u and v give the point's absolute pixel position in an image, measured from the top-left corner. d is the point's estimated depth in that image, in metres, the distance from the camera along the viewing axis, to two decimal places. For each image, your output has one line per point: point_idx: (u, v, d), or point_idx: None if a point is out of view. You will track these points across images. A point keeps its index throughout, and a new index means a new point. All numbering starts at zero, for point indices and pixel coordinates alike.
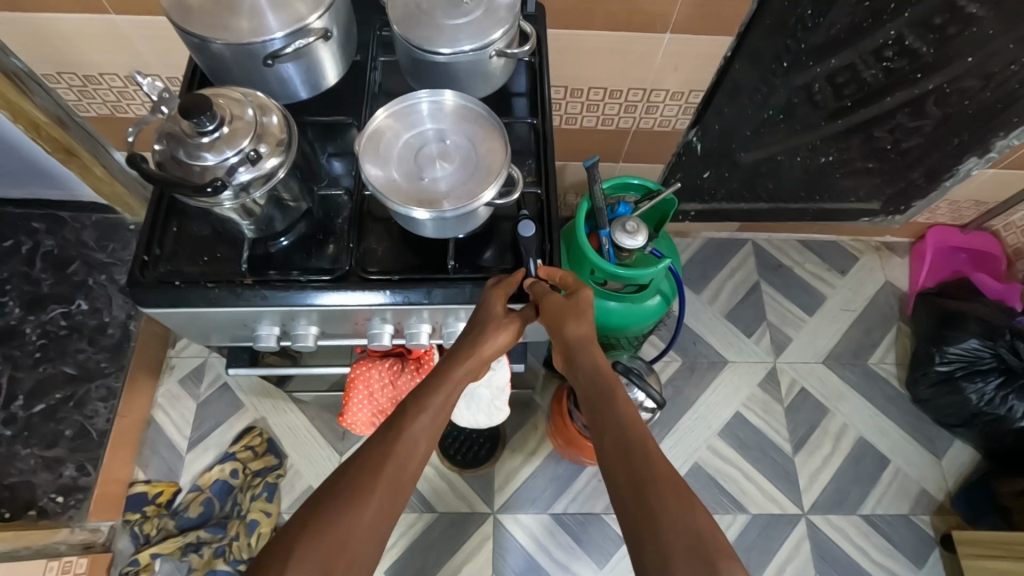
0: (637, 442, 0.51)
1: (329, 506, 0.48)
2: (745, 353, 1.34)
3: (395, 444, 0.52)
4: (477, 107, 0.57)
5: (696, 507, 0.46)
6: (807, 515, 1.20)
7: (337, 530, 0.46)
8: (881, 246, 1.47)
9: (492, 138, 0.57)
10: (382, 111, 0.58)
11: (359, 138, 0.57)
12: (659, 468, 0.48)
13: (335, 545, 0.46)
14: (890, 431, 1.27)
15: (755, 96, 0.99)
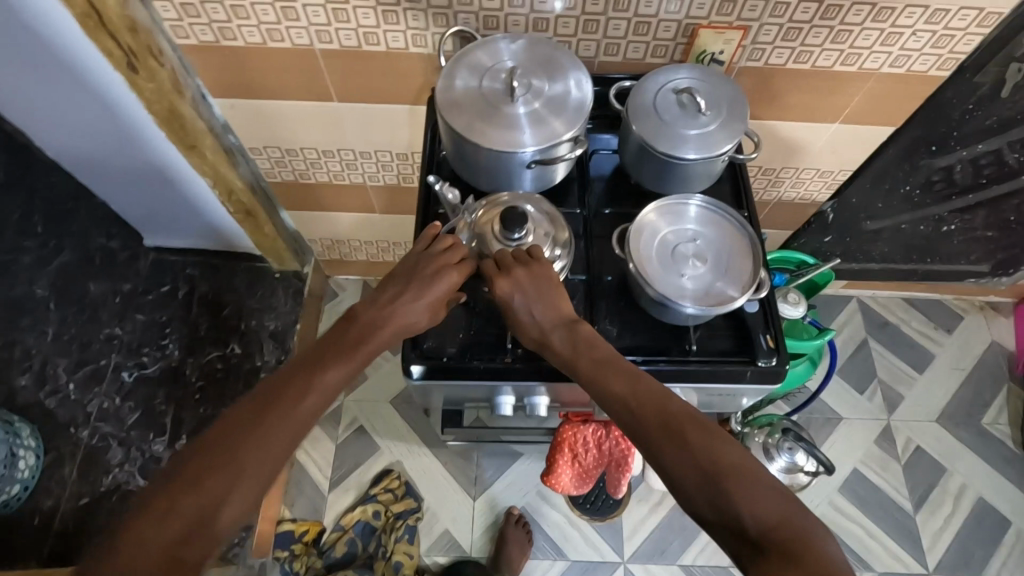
0: (625, 394, 0.55)
1: (222, 444, 0.52)
2: (859, 410, 1.37)
3: (294, 387, 0.56)
4: (738, 223, 0.64)
5: (689, 440, 0.51)
6: (932, 574, 1.22)
7: (241, 464, 0.51)
8: (984, 305, 1.50)
9: (746, 252, 0.63)
10: (652, 207, 0.65)
11: (629, 228, 0.64)
12: (648, 426, 0.53)
13: (236, 477, 0.51)
14: (1010, 492, 1.29)
15: (897, 174, 1.05)
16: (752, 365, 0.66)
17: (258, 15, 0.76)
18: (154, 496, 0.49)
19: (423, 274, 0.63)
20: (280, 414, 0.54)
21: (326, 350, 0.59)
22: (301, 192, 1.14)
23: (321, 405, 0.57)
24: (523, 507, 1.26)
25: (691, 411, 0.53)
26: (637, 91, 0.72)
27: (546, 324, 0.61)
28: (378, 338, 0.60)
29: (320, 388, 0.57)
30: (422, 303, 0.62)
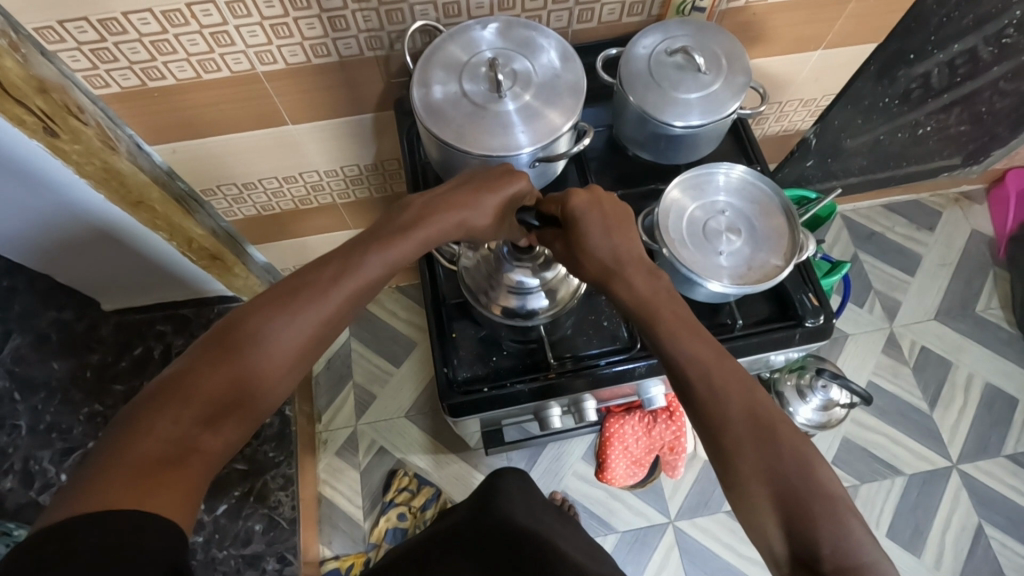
0: (708, 366, 0.47)
1: (248, 328, 0.46)
2: (862, 323, 1.39)
3: (331, 275, 0.50)
4: (769, 191, 0.62)
5: (781, 450, 0.43)
6: (957, 465, 1.27)
7: (269, 352, 0.46)
8: (959, 197, 1.52)
9: (780, 221, 0.60)
10: (678, 183, 0.61)
11: (658, 206, 0.60)
12: (730, 415, 0.45)
13: (262, 368, 0.46)
14: (1011, 371, 1.35)
15: (877, 89, 1.02)
16: (799, 326, 0.64)
17: (186, 46, 0.65)
18: (171, 374, 0.44)
19: (490, 174, 0.57)
20: (312, 305, 0.48)
21: (370, 234, 0.54)
22: (268, 223, 1.05)
23: (359, 298, 0.51)
24: (562, 491, 1.25)
25: (784, 415, 0.45)
26: (627, 57, 0.66)
27: (617, 244, 0.53)
28: (428, 229, 0.54)
29: (357, 277, 0.50)
30: (484, 200, 0.56)
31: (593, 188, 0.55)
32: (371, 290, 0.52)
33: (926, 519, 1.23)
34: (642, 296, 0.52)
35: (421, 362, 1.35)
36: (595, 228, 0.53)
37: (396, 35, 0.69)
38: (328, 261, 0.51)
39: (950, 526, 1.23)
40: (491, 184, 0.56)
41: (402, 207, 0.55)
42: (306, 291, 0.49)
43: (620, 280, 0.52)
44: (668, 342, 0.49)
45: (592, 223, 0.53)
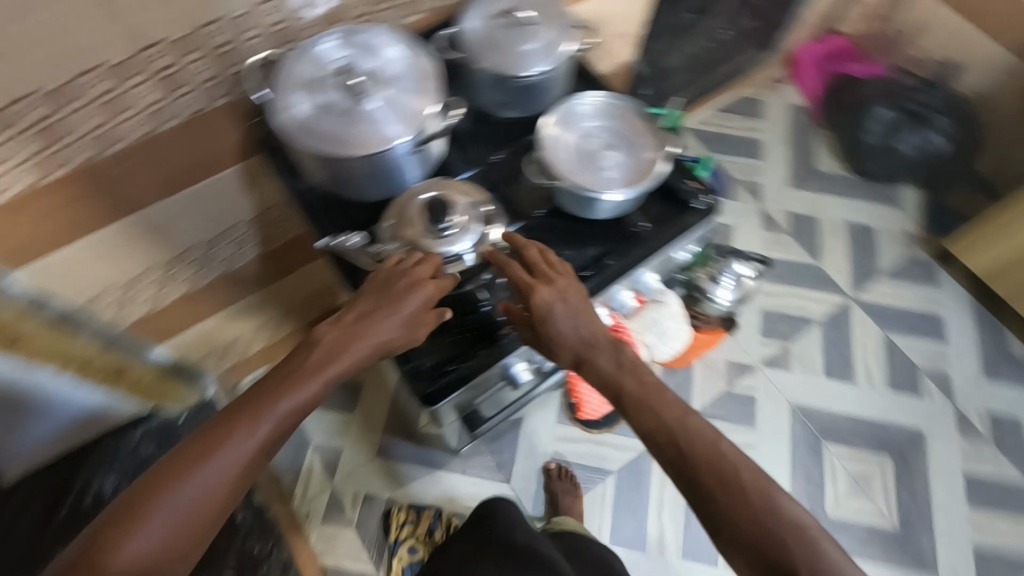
0: (673, 430, 0.56)
1: (157, 499, 0.48)
2: (738, 212, 1.57)
3: (236, 430, 0.52)
4: (627, 104, 0.70)
5: (746, 499, 0.52)
6: (852, 296, 1.47)
7: (177, 521, 0.48)
8: (769, 83, 1.75)
9: (643, 126, 0.68)
10: (549, 118, 0.67)
11: (538, 143, 0.66)
12: (698, 473, 0.54)
13: (173, 535, 0.47)
14: (861, 207, 1.59)
15: (674, 8, 1.16)
16: (690, 211, 0.72)
17: (17, 148, 0.60)
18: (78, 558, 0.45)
19: (394, 288, 0.61)
20: (222, 463, 0.51)
21: (276, 380, 0.57)
22: (167, 316, 0.98)
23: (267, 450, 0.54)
24: (553, 458, 1.29)
25: (745, 463, 0.54)
26: (464, 32, 0.71)
27: (584, 327, 0.62)
28: (336, 367, 0.58)
29: (265, 430, 0.53)
30: (389, 321, 0.60)
31: (557, 280, 0.63)
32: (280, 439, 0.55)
33: (848, 349, 1.41)
34: (606, 374, 0.61)
35: (374, 397, 1.33)
36: (565, 319, 0.62)
37: (240, 77, 0.70)
38: (235, 408, 0.55)
39: (867, 347, 1.42)
40: (395, 303, 0.60)
41: (311, 345, 0.59)
42: (212, 446, 0.51)
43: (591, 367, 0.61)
44: (636, 415, 0.59)
45: (562, 312, 0.62)
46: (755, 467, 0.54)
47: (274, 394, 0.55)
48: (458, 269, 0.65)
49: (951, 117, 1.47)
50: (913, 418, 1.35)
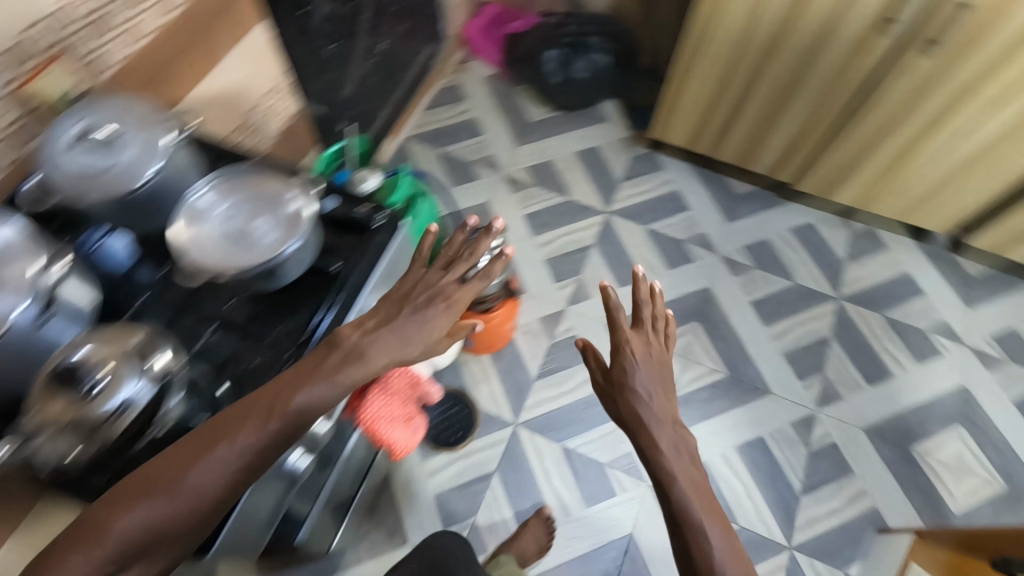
0: (680, 474, 0.68)
1: (152, 489, 0.54)
2: (486, 188, 1.67)
3: (217, 452, 0.55)
4: (251, 175, 0.71)
5: (718, 548, 0.64)
6: (607, 211, 1.65)
7: (170, 509, 0.53)
8: (458, 68, 1.88)
9: (276, 185, 0.70)
10: (179, 225, 0.66)
11: (178, 255, 0.64)
12: (684, 515, 0.66)
13: (159, 523, 0.53)
14: (579, 135, 1.77)
15: (310, 47, 1.20)
16: (374, 231, 0.75)
17: None
18: (92, 514, 0.53)
19: (218, 444, 0.56)
20: (209, 467, 0.55)
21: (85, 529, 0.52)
22: None
23: (249, 473, 0.56)
24: (436, 493, 1.29)
25: (725, 533, 0.65)
26: (50, 175, 0.66)
27: (654, 391, 0.73)
28: (143, 527, 0.53)
29: (245, 454, 0.56)
30: (198, 483, 0.54)
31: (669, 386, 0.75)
32: (259, 467, 0.57)
33: (624, 256, 1.58)
34: (645, 423, 0.72)
35: None
36: (638, 380, 0.74)
37: None
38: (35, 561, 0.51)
39: (638, 246, 1.60)
40: (209, 466, 0.55)
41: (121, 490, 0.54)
42: None
43: (642, 425, 0.72)
44: (654, 452, 0.70)
45: (642, 376, 0.74)
46: (731, 537, 0.65)
47: (258, 419, 0.57)
48: (136, 415, 0.56)
49: (602, 34, 1.67)
50: (696, 282, 1.55)
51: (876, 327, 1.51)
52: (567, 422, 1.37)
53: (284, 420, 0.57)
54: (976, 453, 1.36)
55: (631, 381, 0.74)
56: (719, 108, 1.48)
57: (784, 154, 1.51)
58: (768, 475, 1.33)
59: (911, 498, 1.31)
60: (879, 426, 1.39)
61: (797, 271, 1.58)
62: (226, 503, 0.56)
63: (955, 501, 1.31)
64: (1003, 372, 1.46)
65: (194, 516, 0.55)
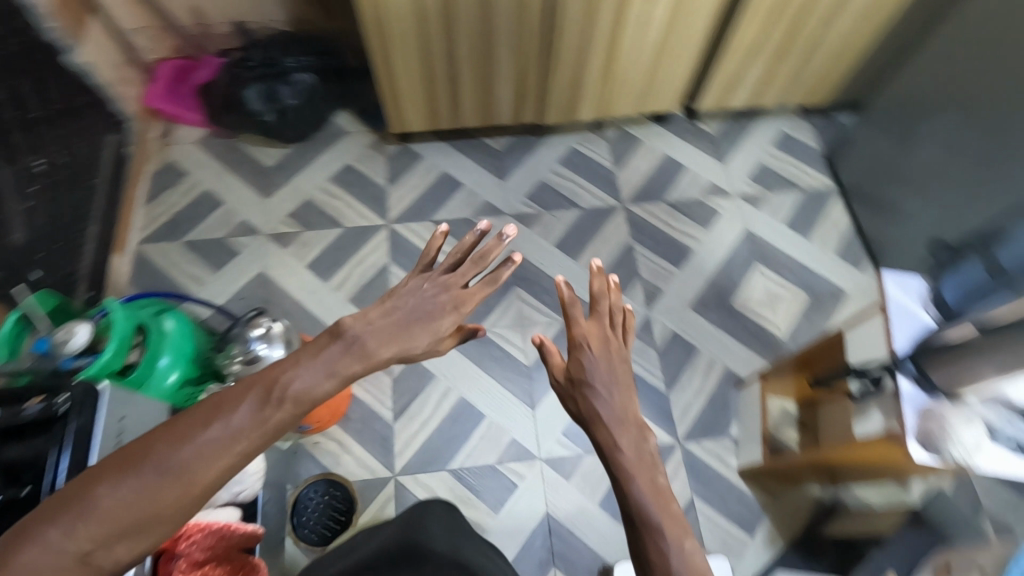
0: (629, 466, 0.69)
1: (145, 464, 0.56)
2: (253, 255, 1.51)
3: (207, 435, 0.59)
4: None
5: (666, 530, 0.63)
6: (388, 222, 1.57)
7: (158, 490, 0.56)
8: (161, 143, 1.64)
9: None
10: None
11: None
12: (634, 504, 0.66)
13: (141, 506, 0.55)
14: (325, 159, 1.65)
15: None
16: (56, 422, 0.71)
17: None
18: (76, 491, 0.56)
19: (203, 449, 0.58)
20: (192, 448, 0.58)
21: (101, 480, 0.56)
22: None
23: (241, 456, 0.60)
24: None
25: (680, 517, 0.65)
26: None
27: (623, 391, 0.76)
28: (138, 508, 0.55)
29: (236, 438, 0.60)
30: (184, 479, 0.57)
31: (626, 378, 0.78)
32: (247, 453, 0.61)
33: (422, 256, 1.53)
34: (609, 421, 0.73)
35: None
36: (597, 377, 0.76)
37: None
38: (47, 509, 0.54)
39: (431, 241, 1.55)
40: (197, 458, 0.58)
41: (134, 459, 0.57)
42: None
43: (598, 425, 0.74)
44: (611, 451, 0.71)
45: (600, 372, 0.77)
46: (684, 524, 0.65)
47: (254, 401, 0.62)
48: None
49: (296, 56, 1.57)
50: (499, 250, 1.55)
51: (663, 214, 1.62)
52: (442, 445, 1.33)
53: (277, 404, 0.63)
54: (778, 279, 1.54)
55: (590, 379, 0.76)
56: (438, 81, 1.45)
57: (517, 97, 1.53)
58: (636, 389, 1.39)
59: (749, 344, 1.46)
60: (700, 297, 1.51)
61: (580, 196, 1.64)
62: (210, 494, 0.59)
63: (780, 327, 1.48)
64: (768, 203, 1.65)
65: (179, 503, 0.57)
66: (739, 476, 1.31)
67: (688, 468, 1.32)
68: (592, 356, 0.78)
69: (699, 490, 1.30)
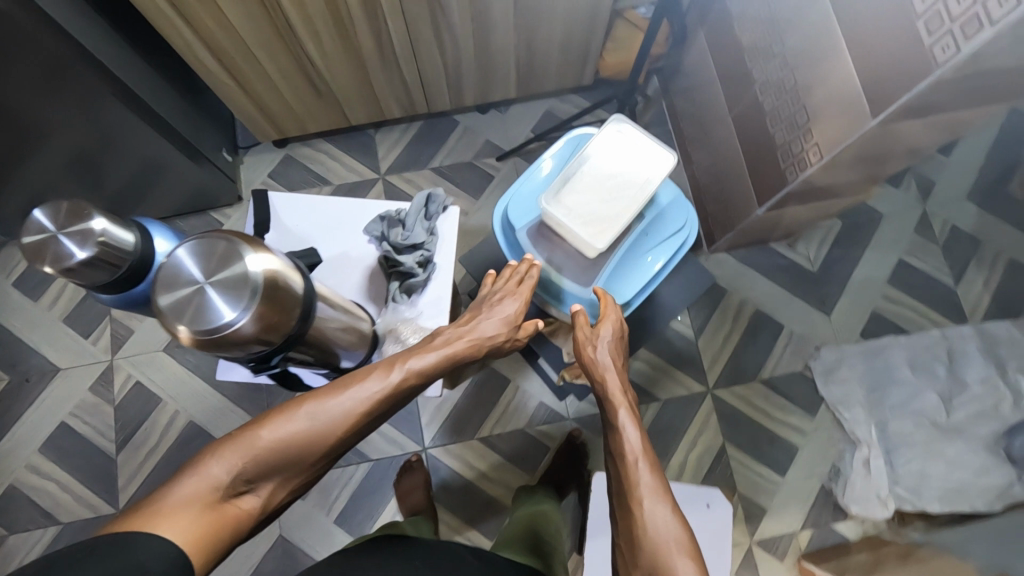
0: (634, 446, 0.71)
1: (336, 398, 0.66)
2: None
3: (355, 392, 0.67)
4: None
5: (660, 506, 0.65)
6: None
7: (309, 428, 0.63)
8: None
9: None
10: None
11: None
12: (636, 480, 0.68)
13: (273, 454, 0.61)
14: None
15: None
16: None
17: None
18: (244, 427, 0.63)
19: (364, 388, 0.68)
20: (351, 401, 0.66)
21: (306, 404, 0.65)
22: None
23: (369, 412, 0.67)
24: None
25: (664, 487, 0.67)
26: None
27: (615, 352, 0.80)
28: (313, 443, 0.63)
29: (364, 399, 0.67)
30: (341, 419, 0.65)
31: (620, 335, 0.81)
32: (373, 414, 0.68)
33: None
34: (618, 394, 0.77)
35: None
36: (609, 345, 0.79)
37: None
38: (273, 425, 0.62)
39: None
40: (356, 403, 0.66)
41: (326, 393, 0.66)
42: (237, 458, 0.60)
43: (614, 401, 0.76)
44: (624, 431, 0.73)
45: (611, 356, 0.79)
46: (667, 493, 0.67)
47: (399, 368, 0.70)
48: None
49: None
50: None
51: (135, 456, 1.24)
52: None
53: (404, 372, 0.70)
54: None
55: (607, 367, 0.78)
56: None
57: None
58: (369, 496, 1.24)
59: None
60: (254, 413, 1.27)
61: None
62: (334, 450, 0.66)
63: None
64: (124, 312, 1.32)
65: (313, 453, 0.63)
66: (458, 387, 1.28)
67: (452, 440, 1.27)
68: (600, 339, 0.79)
69: (473, 431, 1.27)
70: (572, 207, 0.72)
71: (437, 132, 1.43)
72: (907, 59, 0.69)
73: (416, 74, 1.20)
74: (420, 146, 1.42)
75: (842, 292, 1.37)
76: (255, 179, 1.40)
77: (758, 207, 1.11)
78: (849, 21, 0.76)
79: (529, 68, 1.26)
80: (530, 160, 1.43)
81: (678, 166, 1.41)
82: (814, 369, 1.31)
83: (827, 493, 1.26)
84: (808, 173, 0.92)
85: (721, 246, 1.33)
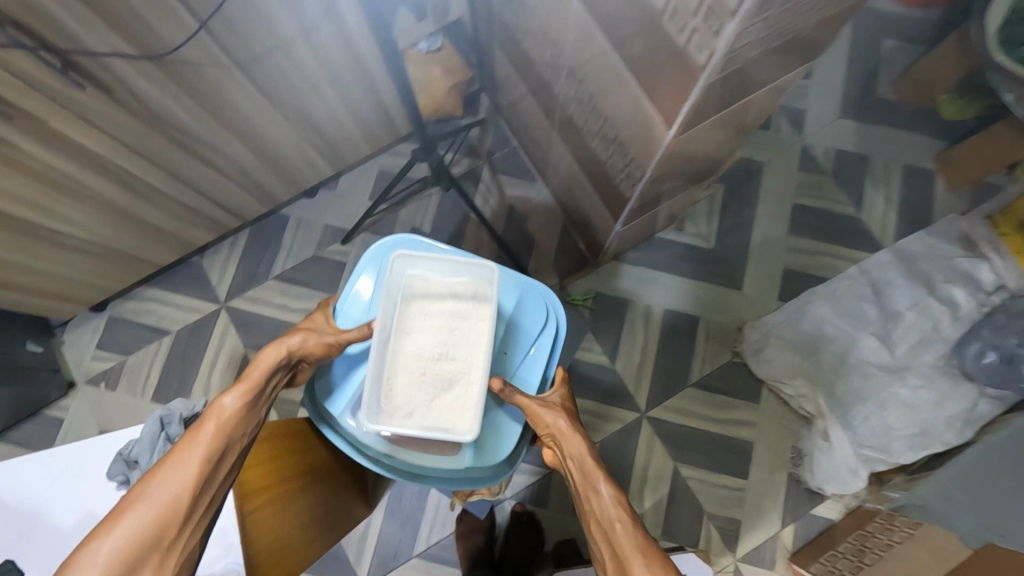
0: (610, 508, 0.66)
1: (164, 470, 0.59)
2: None
3: (185, 449, 0.61)
4: None
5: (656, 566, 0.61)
6: None
7: (144, 511, 0.56)
8: None
9: None
10: None
11: None
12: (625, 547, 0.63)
13: (134, 541, 0.55)
14: None
15: None
16: None
17: None
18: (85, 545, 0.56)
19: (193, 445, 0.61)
20: (182, 462, 0.59)
21: (136, 493, 0.58)
22: None
23: (224, 453, 0.62)
24: None
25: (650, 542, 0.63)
26: None
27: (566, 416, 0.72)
28: (158, 520, 0.57)
29: (194, 451, 0.60)
30: (180, 485, 0.58)
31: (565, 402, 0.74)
32: (217, 462, 0.61)
33: None
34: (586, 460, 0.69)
35: None
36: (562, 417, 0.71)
37: None
38: (109, 524, 0.56)
39: None
40: (188, 465, 0.59)
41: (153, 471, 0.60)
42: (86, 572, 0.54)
43: (583, 465, 0.69)
44: (598, 496, 0.67)
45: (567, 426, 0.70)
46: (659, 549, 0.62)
47: (220, 411, 0.63)
48: None
49: None
50: None
51: None
52: None
53: (227, 411, 0.63)
54: None
55: (565, 434, 0.70)
56: None
57: None
58: None
59: None
60: None
61: None
62: (196, 511, 0.59)
63: None
64: None
65: (180, 514, 0.58)
66: (376, 506, 1.14)
67: (389, 567, 1.12)
68: (551, 413, 0.70)
69: (408, 549, 1.13)
70: (413, 393, 0.64)
71: (268, 235, 1.27)
72: (669, 66, 0.57)
73: (207, 195, 1.04)
74: (255, 256, 1.26)
75: (747, 260, 1.26)
76: (84, 357, 1.22)
77: (616, 223, 0.98)
78: (606, 26, 0.64)
79: (331, 144, 1.11)
80: (379, 231, 1.28)
81: (537, 185, 1.28)
82: (743, 354, 1.21)
83: (796, 480, 1.16)
84: (642, 187, 0.80)
85: (607, 257, 1.19)
